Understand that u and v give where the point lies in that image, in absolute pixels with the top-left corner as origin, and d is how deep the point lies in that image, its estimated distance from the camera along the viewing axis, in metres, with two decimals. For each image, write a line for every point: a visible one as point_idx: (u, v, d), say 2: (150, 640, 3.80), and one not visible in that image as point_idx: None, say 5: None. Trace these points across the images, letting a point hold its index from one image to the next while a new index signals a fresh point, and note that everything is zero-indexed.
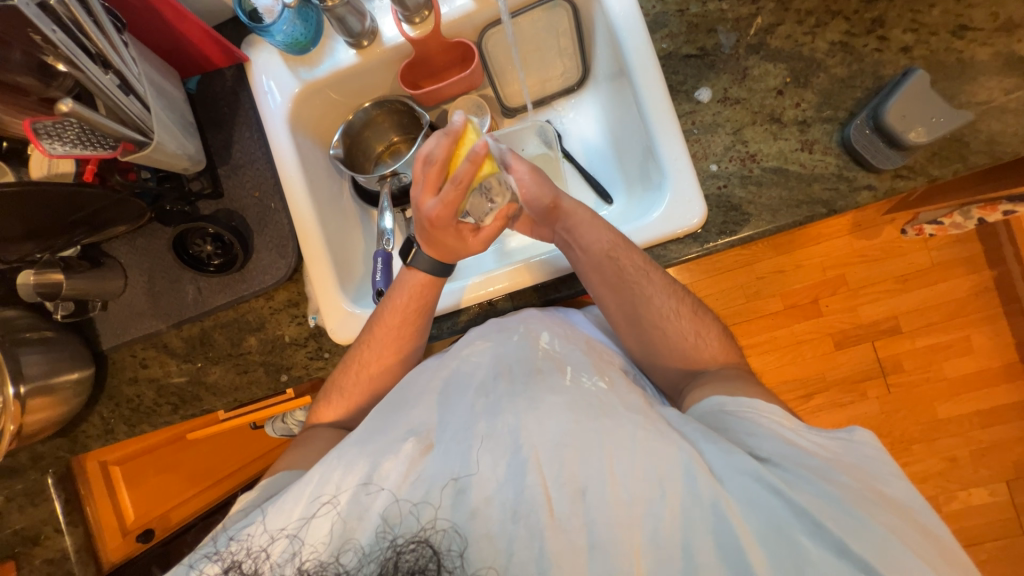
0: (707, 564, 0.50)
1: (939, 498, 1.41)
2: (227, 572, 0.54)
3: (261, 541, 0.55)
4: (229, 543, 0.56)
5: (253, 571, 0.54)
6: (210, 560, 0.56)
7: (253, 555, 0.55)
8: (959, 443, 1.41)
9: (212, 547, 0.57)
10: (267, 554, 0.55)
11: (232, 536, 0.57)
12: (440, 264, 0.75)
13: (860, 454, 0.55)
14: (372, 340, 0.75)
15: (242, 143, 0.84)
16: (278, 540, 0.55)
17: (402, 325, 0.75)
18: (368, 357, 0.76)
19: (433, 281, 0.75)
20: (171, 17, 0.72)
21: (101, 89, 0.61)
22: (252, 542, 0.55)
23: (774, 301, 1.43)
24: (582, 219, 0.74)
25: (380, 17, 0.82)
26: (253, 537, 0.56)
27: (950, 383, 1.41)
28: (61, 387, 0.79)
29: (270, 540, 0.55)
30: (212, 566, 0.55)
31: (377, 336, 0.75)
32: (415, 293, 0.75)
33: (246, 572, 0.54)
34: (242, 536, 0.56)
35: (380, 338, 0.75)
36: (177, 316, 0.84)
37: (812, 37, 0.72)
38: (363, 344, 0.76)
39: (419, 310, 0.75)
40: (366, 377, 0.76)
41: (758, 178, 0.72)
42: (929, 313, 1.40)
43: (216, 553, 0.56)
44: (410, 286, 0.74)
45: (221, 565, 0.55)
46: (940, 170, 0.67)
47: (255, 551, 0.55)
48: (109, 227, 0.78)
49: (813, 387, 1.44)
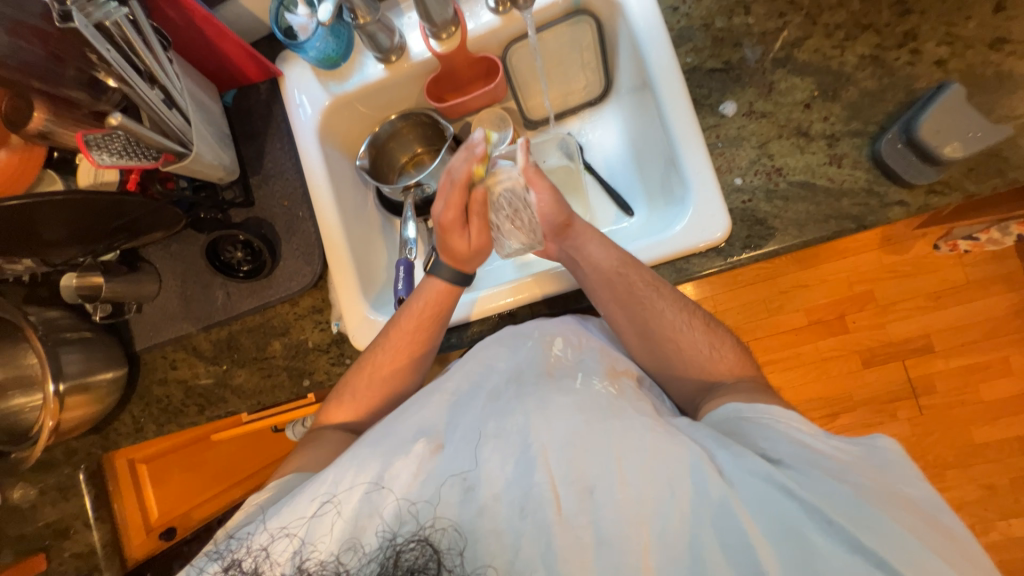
0: (717, 563, 0.48)
1: (976, 528, 1.34)
2: (227, 570, 0.55)
3: (261, 540, 0.56)
4: (232, 543, 0.58)
5: (254, 569, 0.55)
6: (211, 559, 0.57)
7: (254, 554, 0.55)
8: (997, 471, 1.34)
9: (214, 548, 0.58)
10: (267, 552, 0.55)
11: (232, 536, 0.59)
12: (463, 273, 0.78)
13: (881, 459, 0.53)
14: (387, 342, 0.76)
15: (274, 155, 0.87)
16: (278, 539, 0.56)
17: (417, 331, 0.76)
18: (380, 359, 0.76)
19: (450, 289, 0.77)
20: (212, 35, 0.76)
21: (147, 103, 0.64)
22: (252, 541, 0.56)
23: (798, 317, 1.40)
24: (591, 236, 0.74)
25: (408, 33, 0.85)
26: (253, 536, 0.57)
27: (987, 407, 1.35)
28: (96, 386, 0.83)
29: (270, 540, 0.56)
30: (213, 565, 0.56)
31: (391, 340, 0.77)
32: (432, 301, 0.76)
33: (246, 570, 0.55)
34: (242, 535, 0.57)
35: (395, 342, 0.76)
36: (207, 320, 0.87)
37: (840, 51, 0.71)
38: (376, 346, 0.77)
39: (434, 318, 0.77)
40: (378, 380, 0.77)
41: (784, 193, 0.71)
42: (964, 332, 1.35)
43: (217, 552, 0.58)
44: (433, 295, 0.77)
45: (222, 563, 0.56)
46: (977, 186, 0.65)
47: (255, 550, 0.56)
48: (147, 232, 0.81)
49: (839, 407, 1.39)
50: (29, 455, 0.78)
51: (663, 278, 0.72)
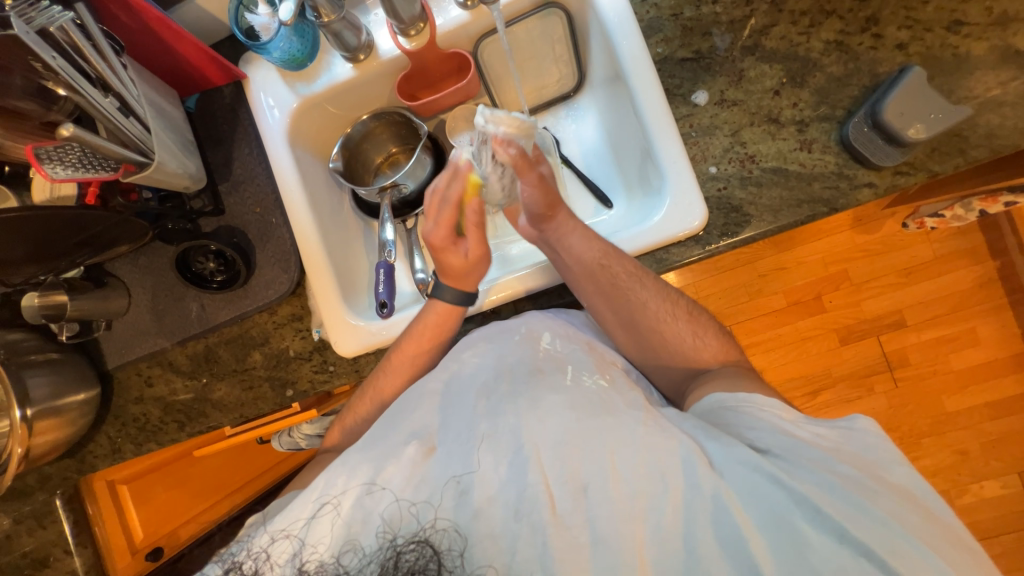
0: (711, 557, 0.49)
1: (951, 492, 1.40)
2: (227, 572, 0.54)
3: (262, 541, 0.55)
4: (234, 547, 0.57)
5: (254, 571, 0.54)
6: (214, 561, 0.56)
7: (254, 556, 0.54)
8: (969, 436, 1.40)
9: (216, 553, 0.58)
10: (267, 554, 0.54)
11: (235, 540, 0.58)
12: (463, 289, 0.75)
13: (860, 443, 0.55)
14: (386, 364, 0.76)
15: (242, 160, 0.84)
16: (278, 541, 0.55)
17: (410, 352, 0.75)
18: (383, 384, 0.76)
19: (450, 311, 0.75)
20: (169, 38, 0.72)
21: (101, 112, 0.61)
22: (252, 543, 0.55)
23: (777, 299, 1.43)
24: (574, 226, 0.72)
25: (376, 30, 0.82)
26: (254, 538, 0.56)
27: (958, 376, 1.41)
28: (67, 409, 0.80)
29: (270, 541, 0.55)
30: (214, 567, 0.55)
31: (392, 365, 0.76)
32: (433, 324, 0.75)
33: (246, 572, 0.54)
34: (245, 538, 0.57)
35: (391, 367, 0.76)
36: (181, 334, 0.84)
37: (806, 37, 0.72)
38: (380, 371, 0.77)
39: (430, 340, 0.75)
40: (377, 400, 0.76)
41: (758, 179, 0.72)
42: (934, 306, 1.40)
43: (219, 555, 0.57)
44: (435, 314, 0.75)
45: (223, 565, 0.55)
46: (940, 165, 0.67)
47: (255, 551, 0.55)
48: (112, 247, 0.78)
49: (818, 383, 1.43)
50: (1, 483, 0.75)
51: (646, 269, 0.72)
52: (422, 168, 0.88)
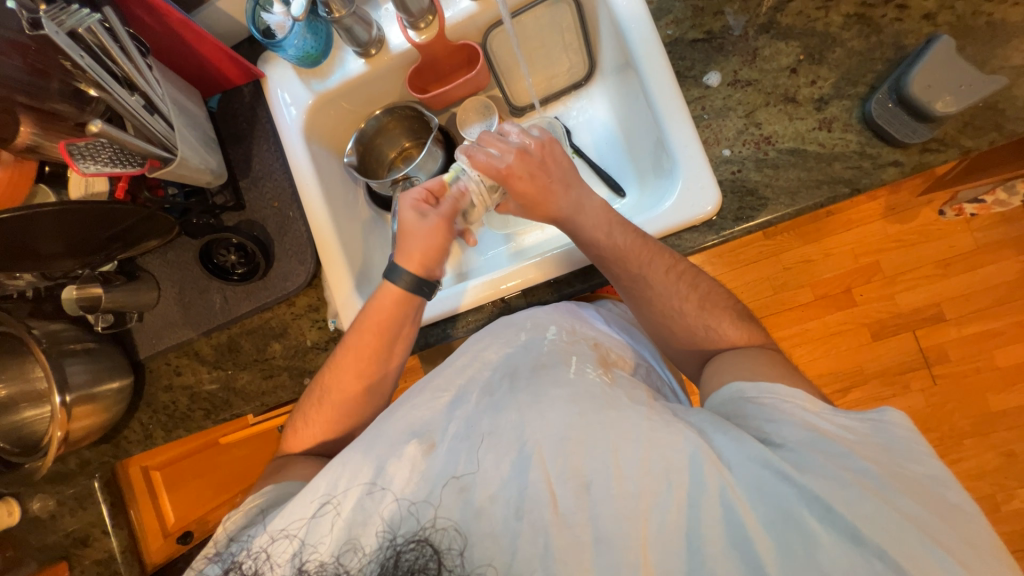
0: (716, 557, 0.47)
1: (997, 497, 1.31)
2: (227, 573, 0.54)
3: (261, 541, 0.55)
4: (234, 547, 0.57)
5: (254, 571, 0.53)
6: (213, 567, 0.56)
7: (253, 555, 0.54)
8: (1017, 437, 1.31)
9: (215, 553, 0.58)
10: (267, 554, 0.54)
11: (234, 541, 0.58)
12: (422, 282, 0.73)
13: (890, 436, 0.52)
14: (334, 359, 0.75)
15: (261, 156, 0.87)
16: (278, 541, 0.54)
17: (369, 347, 0.73)
18: (332, 383, 0.74)
19: (403, 297, 0.73)
20: (190, 40, 0.76)
21: (128, 110, 0.65)
22: (252, 543, 0.55)
23: (803, 292, 1.37)
24: (593, 214, 0.70)
25: (386, 25, 0.84)
26: (253, 538, 0.56)
27: (1004, 373, 1.32)
28: (103, 395, 0.84)
29: (270, 541, 0.54)
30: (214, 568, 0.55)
31: (340, 362, 0.74)
32: (382, 316, 0.73)
33: (246, 573, 0.54)
34: (244, 539, 0.57)
35: (344, 362, 0.74)
36: (206, 325, 0.88)
37: (825, 11, 0.69)
38: (325, 366, 0.76)
39: (385, 333, 0.73)
40: (331, 402, 0.75)
41: (775, 160, 0.69)
42: (976, 298, 1.32)
43: (217, 556, 0.57)
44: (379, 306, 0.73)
45: (223, 567, 0.55)
46: (973, 141, 0.63)
47: (255, 552, 0.54)
48: (141, 241, 0.81)
49: (850, 380, 1.37)
50: (43, 464, 0.80)
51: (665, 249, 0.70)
52: (433, 161, 0.89)
